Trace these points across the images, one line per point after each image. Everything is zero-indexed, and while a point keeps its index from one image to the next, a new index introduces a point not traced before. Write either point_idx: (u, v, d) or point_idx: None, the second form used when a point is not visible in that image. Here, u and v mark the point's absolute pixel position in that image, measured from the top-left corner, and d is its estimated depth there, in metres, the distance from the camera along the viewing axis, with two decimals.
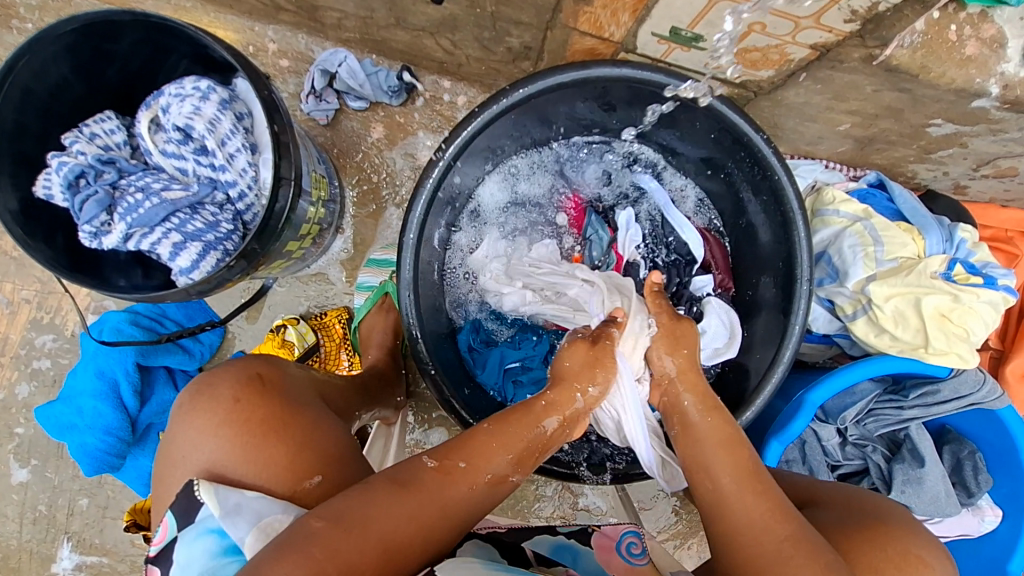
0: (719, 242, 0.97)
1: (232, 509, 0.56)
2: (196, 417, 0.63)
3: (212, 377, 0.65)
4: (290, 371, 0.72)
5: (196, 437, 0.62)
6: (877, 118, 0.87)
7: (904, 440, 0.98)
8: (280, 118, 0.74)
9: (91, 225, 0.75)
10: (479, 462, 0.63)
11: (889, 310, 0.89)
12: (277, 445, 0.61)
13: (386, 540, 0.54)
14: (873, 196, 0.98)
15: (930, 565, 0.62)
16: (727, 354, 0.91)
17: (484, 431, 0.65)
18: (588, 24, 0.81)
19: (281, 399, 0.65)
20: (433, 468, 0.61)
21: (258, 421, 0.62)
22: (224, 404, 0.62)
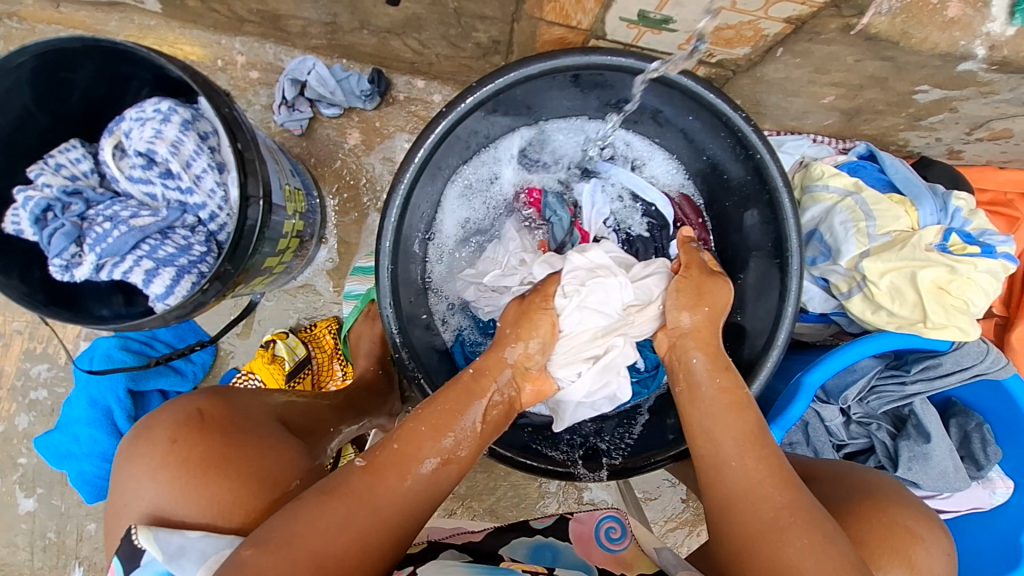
0: (690, 199, 0.96)
1: (175, 551, 0.56)
2: (134, 464, 0.63)
3: (150, 423, 0.65)
4: (240, 399, 0.71)
5: (137, 484, 0.62)
6: (861, 88, 0.84)
7: (909, 416, 0.95)
8: (243, 135, 0.72)
9: (61, 258, 0.74)
10: (411, 449, 0.62)
11: (884, 285, 0.86)
12: (217, 481, 0.60)
13: (316, 553, 0.53)
14: (864, 168, 0.95)
15: (921, 538, 0.62)
16: None
17: (418, 418, 0.64)
18: (554, 13, 0.78)
19: (222, 432, 0.64)
20: (363, 468, 0.60)
21: (196, 460, 0.61)
22: (161, 447, 0.62)
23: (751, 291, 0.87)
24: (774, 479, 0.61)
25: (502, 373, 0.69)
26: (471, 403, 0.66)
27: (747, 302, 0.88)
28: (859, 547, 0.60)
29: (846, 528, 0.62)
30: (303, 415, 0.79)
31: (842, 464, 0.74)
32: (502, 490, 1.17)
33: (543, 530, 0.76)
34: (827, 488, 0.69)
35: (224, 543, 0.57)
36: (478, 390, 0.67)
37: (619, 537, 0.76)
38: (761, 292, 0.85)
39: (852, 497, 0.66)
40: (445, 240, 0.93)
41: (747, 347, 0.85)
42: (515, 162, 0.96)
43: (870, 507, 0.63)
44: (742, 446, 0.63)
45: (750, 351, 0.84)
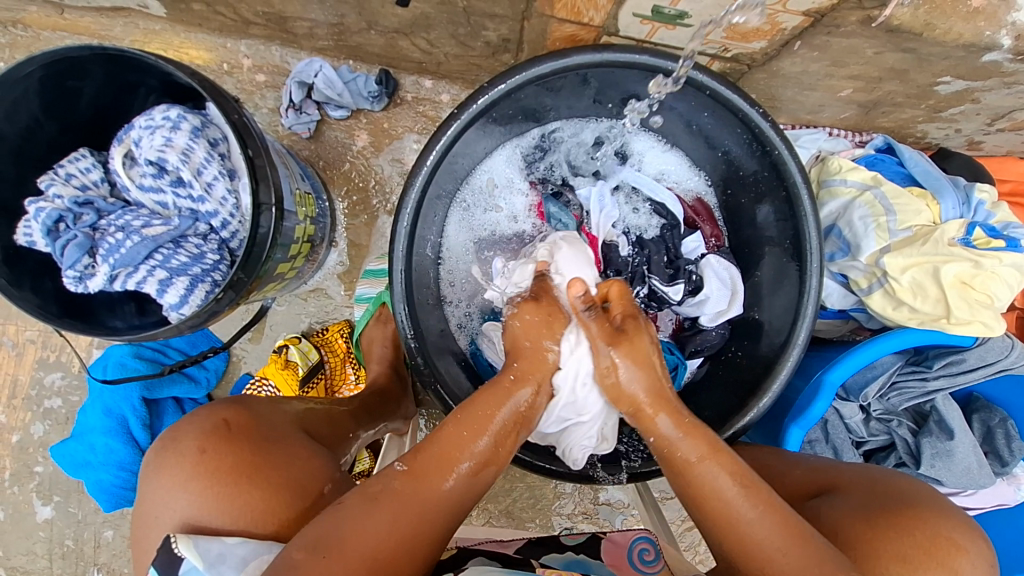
0: (703, 200, 0.95)
1: (215, 559, 0.55)
2: (163, 474, 0.61)
3: (176, 433, 0.63)
4: (263, 410, 0.70)
5: (166, 495, 0.60)
6: (880, 81, 0.82)
7: (930, 412, 0.94)
8: (254, 141, 0.72)
9: (74, 269, 0.73)
10: (452, 453, 0.61)
11: (906, 281, 0.84)
12: (251, 488, 0.60)
13: (367, 555, 0.53)
14: (882, 161, 0.94)
15: (967, 550, 0.60)
16: (732, 313, 0.91)
17: (455, 422, 0.63)
18: (565, 11, 0.77)
19: (251, 441, 0.63)
20: (405, 473, 0.60)
21: (226, 469, 0.60)
22: (190, 457, 0.61)
23: (768, 285, 0.86)
24: (776, 523, 0.58)
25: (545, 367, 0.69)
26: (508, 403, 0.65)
27: (762, 297, 0.87)
28: (902, 563, 0.58)
29: (882, 542, 0.61)
30: (322, 422, 0.79)
31: (874, 469, 0.73)
32: (518, 491, 1.17)
33: (574, 547, 0.77)
34: (845, 504, 0.67)
35: (264, 548, 0.56)
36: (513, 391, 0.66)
37: (652, 559, 0.76)
38: (777, 282, 0.84)
39: (888, 505, 0.65)
40: (454, 256, 0.92)
41: (764, 345, 0.84)
42: (520, 170, 0.95)
43: (909, 515, 0.62)
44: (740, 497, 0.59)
45: (769, 344, 0.83)
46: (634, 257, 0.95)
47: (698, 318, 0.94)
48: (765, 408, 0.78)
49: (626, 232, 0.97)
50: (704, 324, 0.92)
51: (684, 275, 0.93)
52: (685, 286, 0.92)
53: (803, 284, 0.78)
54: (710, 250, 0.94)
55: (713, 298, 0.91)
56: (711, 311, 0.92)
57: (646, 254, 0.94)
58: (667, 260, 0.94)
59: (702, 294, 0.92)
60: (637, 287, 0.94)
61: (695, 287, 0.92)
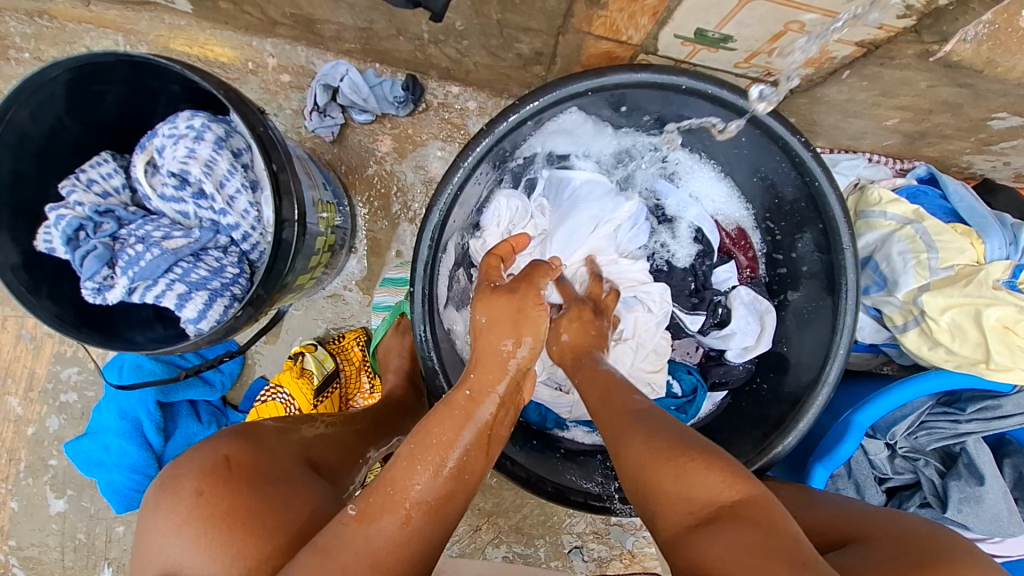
0: (745, 232, 0.92)
1: None
2: (161, 517, 0.59)
3: (178, 471, 0.62)
4: (271, 446, 0.68)
5: (163, 537, 0.58)
6: (931, 113, 0.77)
7: (960, 454, 0.92)
8: (278, 155, 0.70)
9: (93, 281, 0.71)
10: (406, 491, 0.57)
11: (944, 322, 0.81)
12: (243, 536, 0.57)
13: None
14: (925, 194, 0.90)
15: None
16: (758, 350, 0.88)
17: (411, 453, 0.60)
18: (604, 28, 0.73)
19: (250, 485, 0.61)
20: (355, 518, 0.56)
21: (222, 513, 0.58)
22: (186, 500, 0.59)
23: (799, 318, 0.83)
24: (617, 405, 0.65)
25: (504, 373, 0.66)
26: (466, 421, 0.63)
27: (794, 331, 0.85)
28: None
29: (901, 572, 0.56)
30: (329, 449, 0.77)
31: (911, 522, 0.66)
32: (529, 507, 1.17)
33: None
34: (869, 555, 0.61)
35: None
36: (475, 410, 0.64)
37: None
38: (806, 304, 0.82)
39: (919, 561, 0.58)
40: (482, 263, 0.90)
41: (792, 377, 0.82)
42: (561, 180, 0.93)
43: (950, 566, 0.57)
44: (593, 397, 0.68)
45: (799, 369, 0.82)
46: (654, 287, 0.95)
47: (724, 352, 0.92)
48: (791, 447, 0.77)
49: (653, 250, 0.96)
50: (731, 360, 0.91)
51: (709, 306, 0.93)
52: (709, 317, 0.93)
53: (836, 319, 0.75)
54: (743, 282, 0.93)
55: (740, 333, 0.90)
56: (738, 347, 0.90)
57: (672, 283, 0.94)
58: (694, 289, 0.94)
59: (729, 328, 0.91)
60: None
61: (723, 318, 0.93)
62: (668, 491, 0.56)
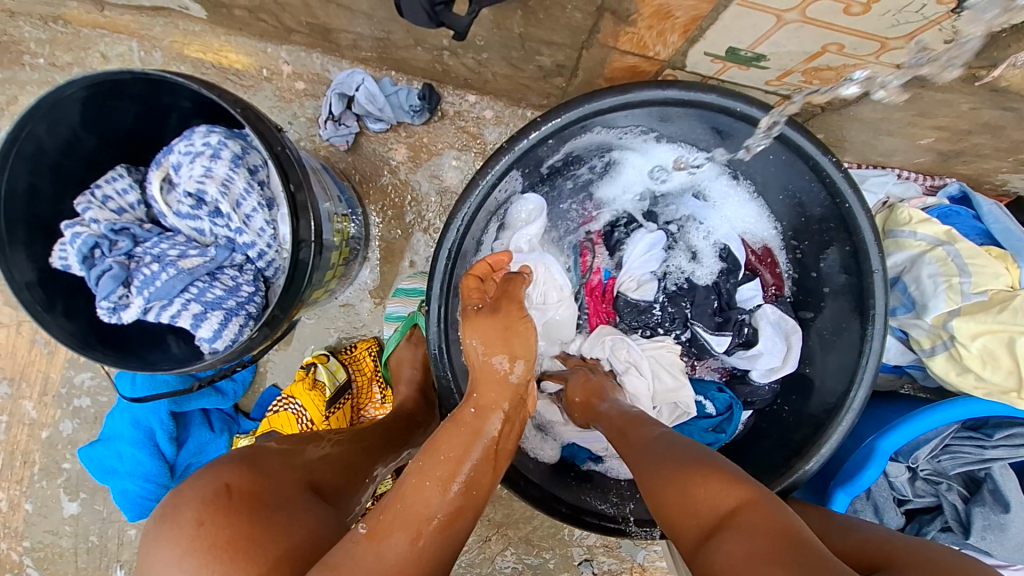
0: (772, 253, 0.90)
1: None
2: (159, 548, 0.55)
3: (176, 499, 0.58)
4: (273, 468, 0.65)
5: (162, 571, 0.54)
6: (969, 134, 0.75)
7: (984, 480, 0.89)
8: (295, 174, 0.68)
9: (108, 300, 0.70)
10: (418, 509, 0.56)
11: (976, 349, 0.78)
12: (247, 566, 0.54)
13: None
14: (957, 214, 0.87)
15: None
16: (784, 370, 0.87)
17: (422, 471, 0.59)
18: (631, 44, 0.71)
19: (252, 512, 0.58)
20: (365, 537, 0.54)
21: (225, 542, 0.55)
22: (187, 531, 0.55)
23: (823, 340, 0.82)
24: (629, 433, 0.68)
25: (507, 391, 0.66)
26: (474, 441, 0.62)
27: (823, 352, 0.82)
28: None
29: None
30: (334, 469, 0.74)
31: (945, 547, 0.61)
32: (539, 519, 1.16)
33: None
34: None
35: None
36: (481, 427, 0.64)
37: None
38: (832, 325, 0.80)
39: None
40: None
41: (819, 398, 0.80)
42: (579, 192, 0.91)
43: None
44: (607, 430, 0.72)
45: (823, 391, 0.80)
46: (671, 305, 0.92)
47: (749, 371, 0.90)
48: (811, 472, 0.75)
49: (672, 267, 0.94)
50: (756, 379, 0.89)
51: (735, 326, 0.89)
52: (736, 337, 0.89)
53: (863, 343, 0.73)
54: (769, 299, 0.91)
55: (767, 354, 0.87)
56: (763, 366, 0.88)
57: (693, 298, 0.91)
58: (718, 306, 0.91)
59: (756, 348, 0.88)
60: (681, 332, 0.92)
61: (749, 338, 0.90)
62: (670, 507, 0.56)
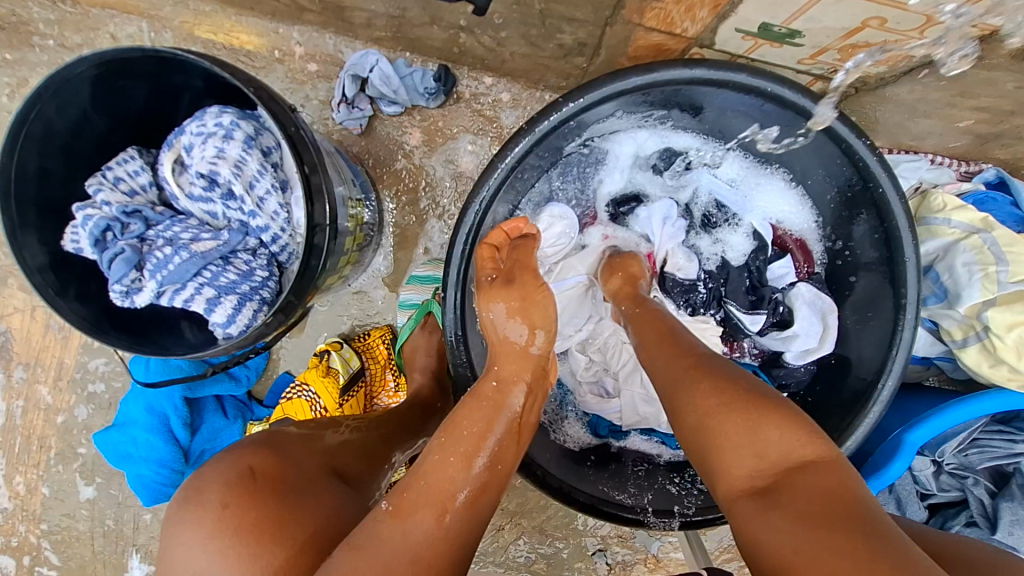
0: (805, 244, 0.86)
1: None
2: (184, 530, 0.55)
3: (199, 483, 0.57)
4: (295, 453, 0.64)
5: (189, 553, 0.54)
6: (1011, 115, 0.71)
7: (1013, 474, 0.87)
8: (310, 156, 0.67)
9: (121, 284, 0.69)
10: (442, 485, 0.54)
11: (1011, 340, 0.76)
12: (274, 548, 0.53)
13: None
14: (993, 200, 0.84)
15: None
16: (821, 352, 0.83)
17: (443, 448, 0.57)
18: (656, 20, 0.68)
19: (275, 494, 0.56)
20: (390, 513, 0.52)
21: (251, 523, 0.54)
22: (212, 513, 0.55)
23: (858, 317, 0.79)
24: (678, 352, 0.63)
25: (527, 369, 0.66)
26: (496, 416, 0.61)
27: (853, 340, 0.80)
28: None
29: None
30: (355, 456, 0.73)
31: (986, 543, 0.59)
32: (553, 508, 1.15)
33: None
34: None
35: None
36: (502, 401, 0.62)
37: None
38: (865, 311, 0.77)
39: None
40: None
41: (854, 381, 0.77)
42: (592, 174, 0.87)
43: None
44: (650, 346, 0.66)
45: (854, 381, 0.77)
46: (707, 281, 0.90)
47: (783, 353, 0.87)
48: None
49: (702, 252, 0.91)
50: (790, 362, 0.86)
51: (769, 305, 0.87)
52: (770, 316, 0.87)
53: (893, 334, 0.71)
54: (801, 278, 0.87)
55: (803, 335, 0.84)
56: (798, 348, 0.85)
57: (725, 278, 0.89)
58: (751, 285, 0.89)
59: (791, 329, 0.85)
60: (714, 311, 0.90)
61: (783, 318, 0.87)
62: (731, 443, 0.53)
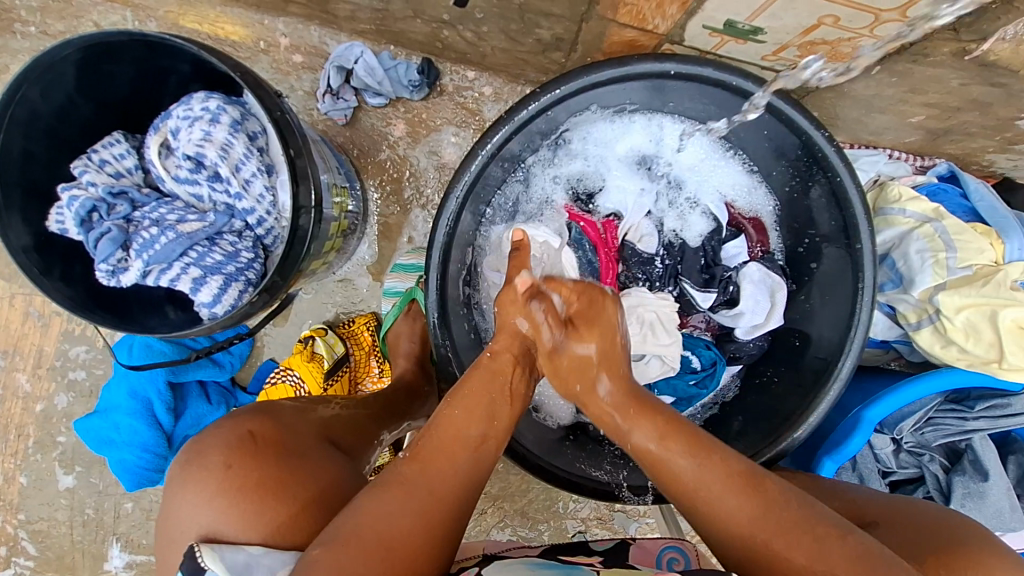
0: (759, 222, 0.91)
1: (242, 569, 0.53)
2: (189, 488, 0.59)
3: (201, 446, 0.61)
4: (288, 420, 0.67)
5: (194, 508, 0.58)
6: (958, 111, 0.76)
7: (965, 450, 0.93)
8: (295, 141, 0.69)
9: (107, 263, 0.70)
10: (451, 436, 0.61)
11: (960, 321, 0.81)
12: (279, 503, 0.57)
13: (380, 538, 0.52)
14: (945, 192, 0.89)
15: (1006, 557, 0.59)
16: (768, 326, 0.89)
17: (451, 406, 0.63)
18: (629, 16, 0.72)
19: (278, 455, 0.61)
20: (408, 459, 0.60)
21: (255, 483, 0.58)
22: (215, 473, 0.58)
23: (820, 291, 0.83)
24: (683, 444, 0.60)
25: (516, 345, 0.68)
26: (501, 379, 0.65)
27: (813, 321, 0.84)
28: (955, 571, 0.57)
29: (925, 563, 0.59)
30: (346, 428, 0.75)
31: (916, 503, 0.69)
32: (534, 492, 1.18)
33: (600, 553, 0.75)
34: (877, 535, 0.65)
35: (291, 556, 0.54)
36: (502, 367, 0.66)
37: None
38: (824, 293, 0.82)
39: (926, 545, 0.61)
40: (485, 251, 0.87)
41: (812, 357, 0.82)
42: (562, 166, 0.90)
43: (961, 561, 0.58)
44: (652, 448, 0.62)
45: (812, 359, 0.82)
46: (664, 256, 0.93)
47: (732, 329, 0.92)
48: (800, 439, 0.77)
49: (659, 233, 0.94)
50: (739, 336, 0.91)
51: (721, 283, 0.91)
52: (720, 295, 0.91)
53: (851, 317, 0.75)
54: (753, 258, 0.92)
55: (749, 312, 0.89)
56: (747, 323, 0.90)
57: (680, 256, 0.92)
58: (705, 265, 0.92)
59: (739, 307, 0.90)
60: (669, 288, 0.93)
61: (732, 296, 0.91)
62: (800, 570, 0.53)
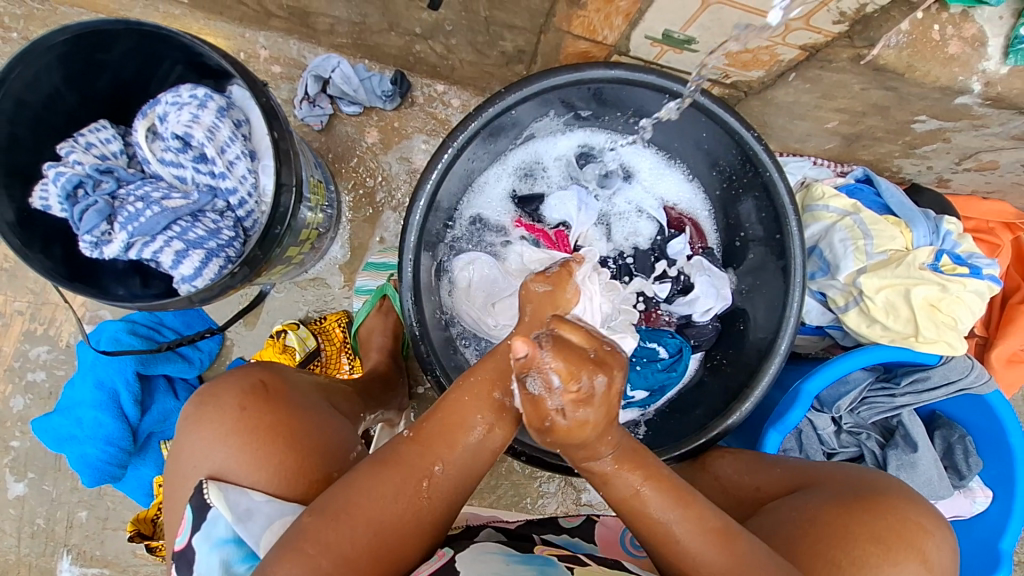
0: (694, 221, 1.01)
1: (243, 514, 0.56)
2: (202, 427, 0.61)
3: (214, 388, 0.63)
4: (291, 376, 0.70)
5: (206, 449, 0.60)
6: (864, 115, 0.88)
7: (896, 427, 1.01)
8: (279, 125, 0.74)
9: (91, 235, 0.74)
10: (456, 423, 0.60)
11: (879, 300, 0.91)
12: (285, 450, 0.59)
13: (375, 523, 0.55)
14: (862, 191, 1.00)
15: (930, 531, 0.64)
16: (718, 308, 0.96)
17: (461, 388, 0.61)
18: (582, 27, 0.81)
19: (286, 403, 0.63)
20: (409, 439, 0.60)
21: (265, 425, 0.60)
22: (230, 413, 0.61)
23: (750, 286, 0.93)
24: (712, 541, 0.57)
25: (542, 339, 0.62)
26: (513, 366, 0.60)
27: (755, 305, 0.92)
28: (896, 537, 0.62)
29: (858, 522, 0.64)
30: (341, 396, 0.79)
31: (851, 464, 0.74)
32: (503, 488, 1.21)
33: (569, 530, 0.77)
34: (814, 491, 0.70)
35: (287, 510, 0.57)
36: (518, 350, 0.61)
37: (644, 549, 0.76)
38: (757, 278, 0.91)
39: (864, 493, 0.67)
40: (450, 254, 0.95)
41: (753, 336, 0.90)
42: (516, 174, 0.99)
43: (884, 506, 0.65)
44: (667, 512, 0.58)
45: (755, 340, 0.90)
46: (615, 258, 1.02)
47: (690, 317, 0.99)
48: (747, 412, 0.83)
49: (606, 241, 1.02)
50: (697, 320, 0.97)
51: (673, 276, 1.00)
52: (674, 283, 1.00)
53: (786, 300, 0.83)
54: (695, 252, 1.00)
55: (702, 296, 0.96)
56: (701, 307, 0.97)
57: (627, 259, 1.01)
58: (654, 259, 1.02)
59: (693, 293, 0.97)
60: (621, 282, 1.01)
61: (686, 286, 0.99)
62: None
